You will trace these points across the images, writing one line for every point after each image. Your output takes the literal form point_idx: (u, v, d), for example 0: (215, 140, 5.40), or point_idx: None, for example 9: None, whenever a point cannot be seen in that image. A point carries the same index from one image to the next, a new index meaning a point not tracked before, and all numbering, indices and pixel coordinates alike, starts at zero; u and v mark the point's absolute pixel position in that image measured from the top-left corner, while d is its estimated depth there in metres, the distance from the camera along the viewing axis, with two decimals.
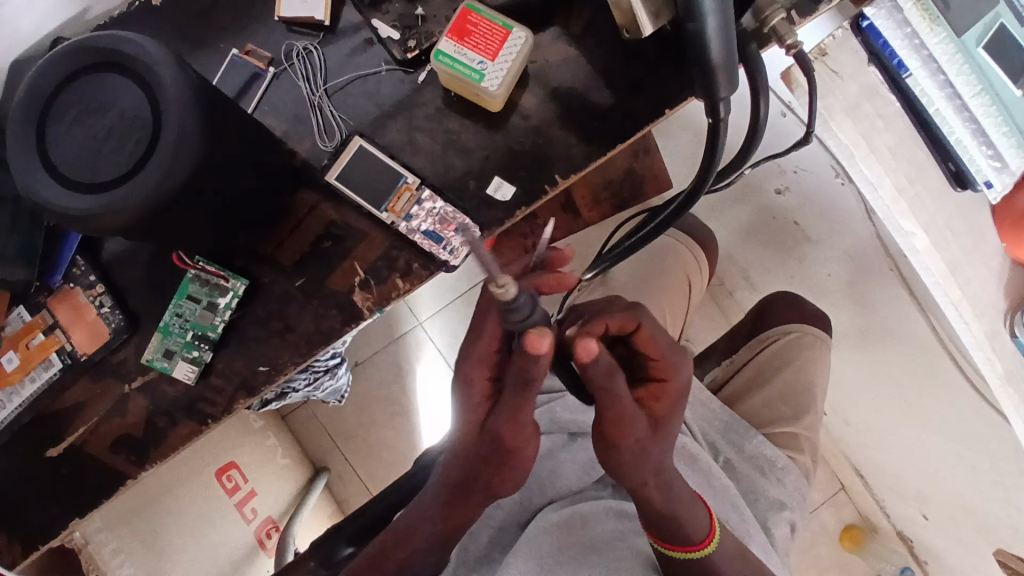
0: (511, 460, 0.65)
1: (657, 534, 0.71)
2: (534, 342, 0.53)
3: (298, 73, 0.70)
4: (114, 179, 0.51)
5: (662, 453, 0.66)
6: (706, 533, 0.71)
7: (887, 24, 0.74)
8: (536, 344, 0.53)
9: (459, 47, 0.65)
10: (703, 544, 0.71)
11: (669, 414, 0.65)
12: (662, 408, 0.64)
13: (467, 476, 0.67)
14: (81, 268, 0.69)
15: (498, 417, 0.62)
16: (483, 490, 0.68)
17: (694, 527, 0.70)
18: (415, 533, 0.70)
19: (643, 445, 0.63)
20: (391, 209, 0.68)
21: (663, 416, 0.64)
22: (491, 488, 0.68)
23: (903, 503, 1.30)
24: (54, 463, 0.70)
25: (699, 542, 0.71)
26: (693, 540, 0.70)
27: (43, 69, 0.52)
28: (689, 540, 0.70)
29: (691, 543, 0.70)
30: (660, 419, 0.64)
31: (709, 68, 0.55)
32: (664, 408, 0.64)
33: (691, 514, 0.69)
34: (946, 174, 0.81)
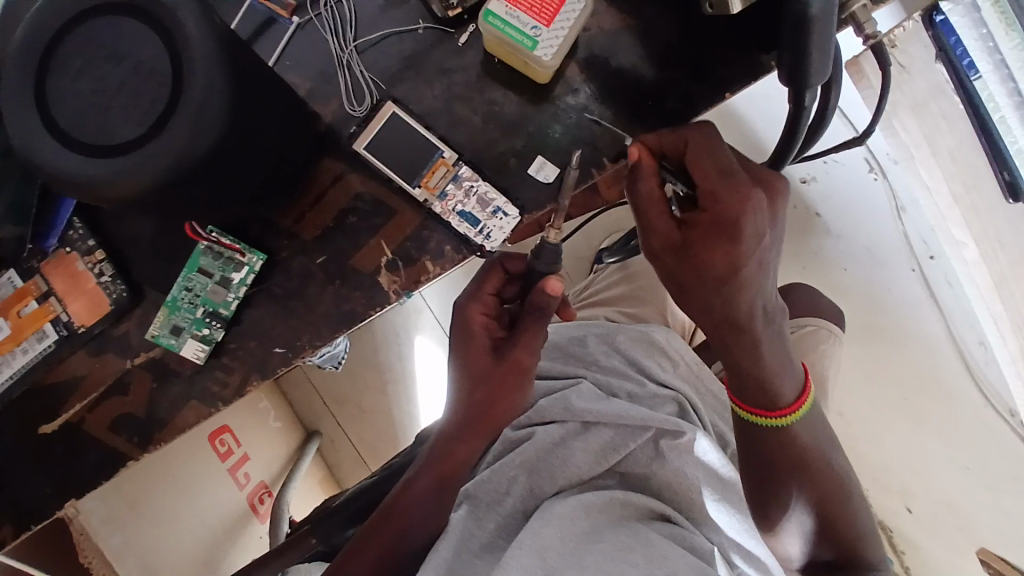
0: (507, 401, 0.64)
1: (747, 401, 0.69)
2: (552, 286, 0.58)
3: (325, 26, 0.63)
4: (129, 142, 0.46)
5: (716, 305, 0.55)
6: (797, 397, 0.69)
7: (962, 21, 0.83)
8: (554, 288, 0.58)
9: (511, 8, 0.58)
10: (792, 409, 0.69)
11: (707, 253, 0.52)
12: (702, 239, 0.53)
13: (471, 410, 0.64)
14: (79, 231, 0.63)
15: (508, 348, 0.62)
16: (484, 425, 0.65)
17: (781, 396, 0.68)
18: (414, 479, 0.66)
19: (675, 276, 0.55)
20: (424, 185, 0.63)
21: (695, 251, 0.53)
22: (492, 422, 0.65)
23: (886, 493, 1.13)
24: (47, 440, 0.66)
25: (788, 406, 0.69)
26: (780, 405, 0.69)
27: (43, 12, 0.45)
28: (774, 406, 0.69)
29: (780, 406, 0.69)
30: (699, 253, 0.53)
31: (805, 52, 0.49)
32: (703, 239, 0.53)
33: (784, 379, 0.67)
34: (1001, 184, 0.89)
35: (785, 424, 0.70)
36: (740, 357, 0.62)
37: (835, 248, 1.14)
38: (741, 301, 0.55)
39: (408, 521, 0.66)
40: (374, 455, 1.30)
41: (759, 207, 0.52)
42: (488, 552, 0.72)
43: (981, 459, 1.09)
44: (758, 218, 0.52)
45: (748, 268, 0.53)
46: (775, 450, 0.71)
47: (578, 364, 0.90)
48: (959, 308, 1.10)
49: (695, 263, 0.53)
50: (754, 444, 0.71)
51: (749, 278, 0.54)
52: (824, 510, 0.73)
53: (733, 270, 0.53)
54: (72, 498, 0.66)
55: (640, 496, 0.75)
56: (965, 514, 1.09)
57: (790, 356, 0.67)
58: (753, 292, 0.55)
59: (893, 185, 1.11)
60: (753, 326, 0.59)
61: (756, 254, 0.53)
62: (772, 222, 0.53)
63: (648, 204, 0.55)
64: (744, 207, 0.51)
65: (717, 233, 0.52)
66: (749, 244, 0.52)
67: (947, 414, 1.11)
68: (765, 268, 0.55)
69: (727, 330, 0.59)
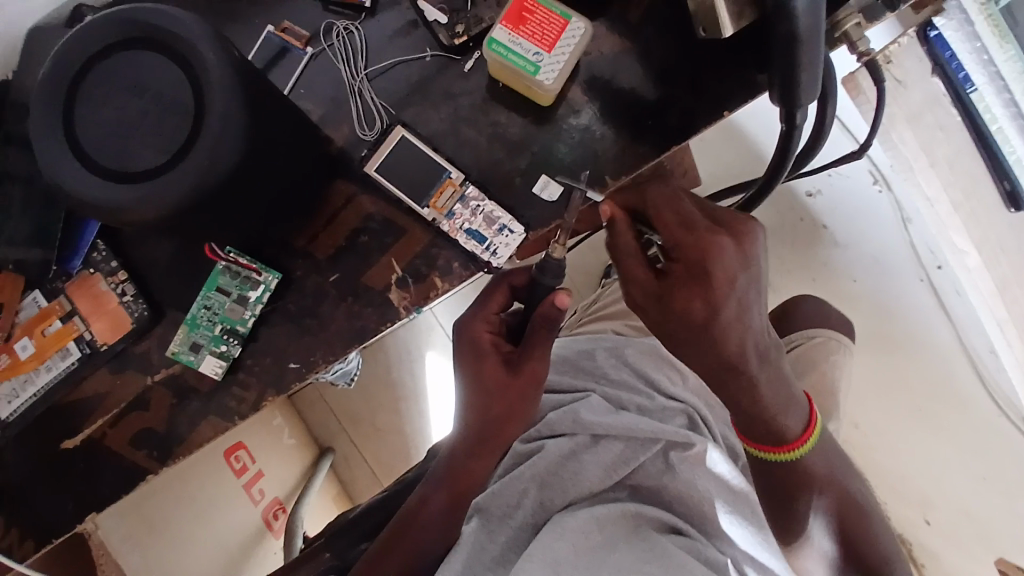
0: (515, 414, 0.65)
1: (752, 438, 0.71)
2: (561, 299, 0.60)
3: (336, 55, 0.66)
4: (153, 168, 0.48)
5: (707, 350, 0.55)
6: (805, 429, 0.71)
7: (955, 35, 0.95)
8: (563, 301, 0.60)
9: (513, 35, 0.60)
10: (801, 443, 0.71)
11: (684, 298, 0.53)
12: (680, 284, 0.54)
13: (481, 427, 0.65)
14: (102, 253, 0.66)
15: (518, 360, 0.63)
16: (496, 439, 0.66)
17: (785, 433, 0.69)
18: (429, 495, 0.67)
19: (662, 326, 0.56)
20: (433, 205, 0.65)
21: (673, 299, 0.54)
22: (502, 434, 0.66)
23: (904, 505, 1.11)
24: (69, 455, 0.68)
25: (792, 442, 0.71)
26: (787, 441, 0.70)
27: (74, 45, 0.48)
28: (780, 441, 0.70)
29: (784, 443, 0.71)
30: (678, 300, 0.54)
31: (794, 72, 0.51)
32: (681, 286, 0.54)
33: (790, 417, 0.68)
34: (1001, 192, 1.00)
35: (796, 456, 0.72)
36: (740, 399, 0.62)
37: (843, 258, 1.14)
38: (729, 344, 0.55)
39: (418, 538, 0.67)
40: (387, 471, 1.31)
41: (728, 253, 0.52)
42: (499, 565, 0.73)
43: (997, 467, 1.08)
44: (731, 262, 0.53)
45: (728, 309, 0.53)
46: (787, 477, 0.73)
47: (587, 377, 0.91)
48: (968, 316, 1.10)
49: (676, 310, 0.54)
50: (768, 471, 0.74)
51: (731, 320, 0.53)
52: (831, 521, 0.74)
53: (713, 313, 0.53)
54: (94, 511, 0.68)
55: (649, 508, 0.76)
56: (986, 523, 1.08)
57: (795, 394, 0.68)
58: (741, 331, 0.55)
59: (897, 197, 1.11)
60: (750, 365, 0.58)
61: (734, 294, 0.53)
62: (744, 264, 0.53)
63: (627, 257, 0.56)
64: (712, 252, 0.52)
65: (692, 280, 0.53)
66: (725, 287, 0.52)
67: (961, 424, 1.10)
68: (747, 308, 0.54)
69: (723, 375, 0.58)
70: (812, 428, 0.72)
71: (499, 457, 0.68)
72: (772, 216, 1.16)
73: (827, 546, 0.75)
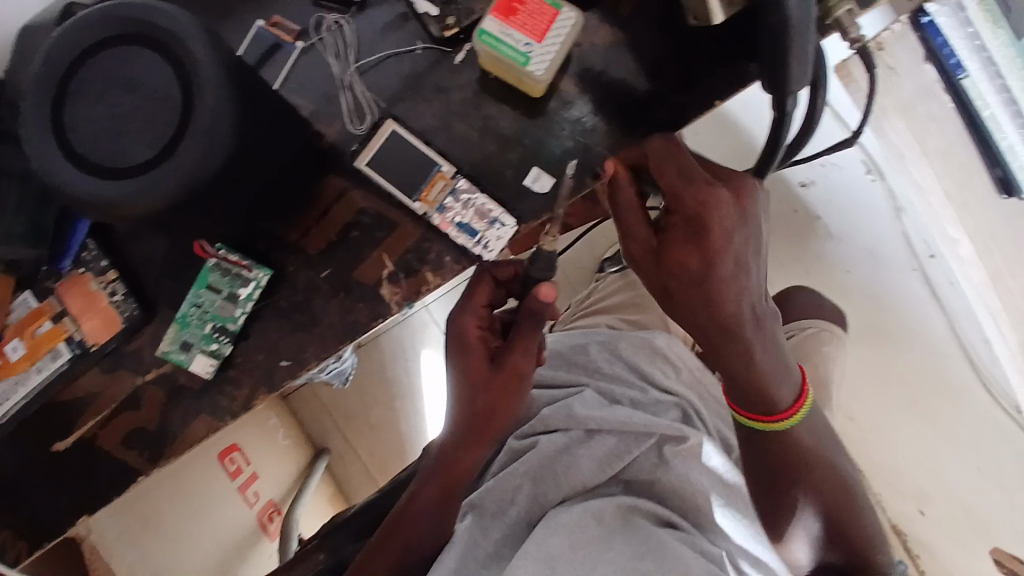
0: (503, 408, 0.64)
1: (742, 405, 0.69)
2: (545, 291, 0.59)
3: (327, 50, 0.65)
4: (141, 164, 0.48)
5: (704, 309, 0.55)
6: (796, 400, 0.69)
7: (948, 22, 0.96)
8: (548, 293, 0.59)
9: (504, 26, 0.60)
10: (789, 414, 0.69)
11: (684, 252, 0.53)
12: (676, 238, 0.53)
13: (469, 422, 0.65)
14: (92, 251, 0.65)
15: (504, 355, 0.62)
16: (485, 434, 0.65)
17: (775, 402, 0.67)
18: (420, 490, 0.67)
19: (660, 282, 0.56)
20: (424, 199, 0.65)
21: (670, 254, 0.54)
22: (491, 429, 0.65)
23: (899, 496, 1.11)
24: (59, 456, 0.67)
25: (785, 410, 0.69)
26: (779, 409, 0.68)
27: (60, 40, 0.47)
28: (774, 410, 0.68)
29: (777, 411, 0.68)
30: (675, 253, 0.53)
31: (785, 59, 0.51)
32: (678, 240, 0.53)
33: (781, 383, 0.66)
34: (993, 180, 1.02)
35: (785, 428, 0.70)
36: (733, 360, 0.60)
37: (836, 250, 1.14)
38: (727, 302, 0.54)
39: (411, 533, 0.67)
40: (382, 470, 1.30)
41: (725, 204, 0.52)
42: (494, 563, 0.72)
43: (988, 458, 1.09)
44: (728, 215, 0.52)
45: (726, 262, 0.52)
46: (776, 454, 0.72)
47: (582, 372, 0.90)
48: (961, 306, 1.11)
49: (674, 264, 0.54)
50: (756, 448, 0.72)
51: (728, 274, 0.53)
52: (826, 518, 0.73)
53: (710, 268, 0.53)
54: (84, 513, 0.68)
55: (645, 502, 0.76)
56: (979, 513, 1.09)
57: (786, 359, 0.66)
58: (738, 291, 0.54)
59: (890, 186, 1.11)
60: (745, 328, 0.57)
61: (732, 246, 0.52)
62: (740, 216, 0.53)
63: (627, 211, 0.56)
64: (710, 203, 0.52)
65: (689, 233, 0.53)
66: (721, 240, 0.52)
67: (955, 415, 1.11)
68: (745, 265, 0.54)
69: (721, 337, 0.57)
70: (805, 399, 0.70)
71: (488, 452, 0.68)
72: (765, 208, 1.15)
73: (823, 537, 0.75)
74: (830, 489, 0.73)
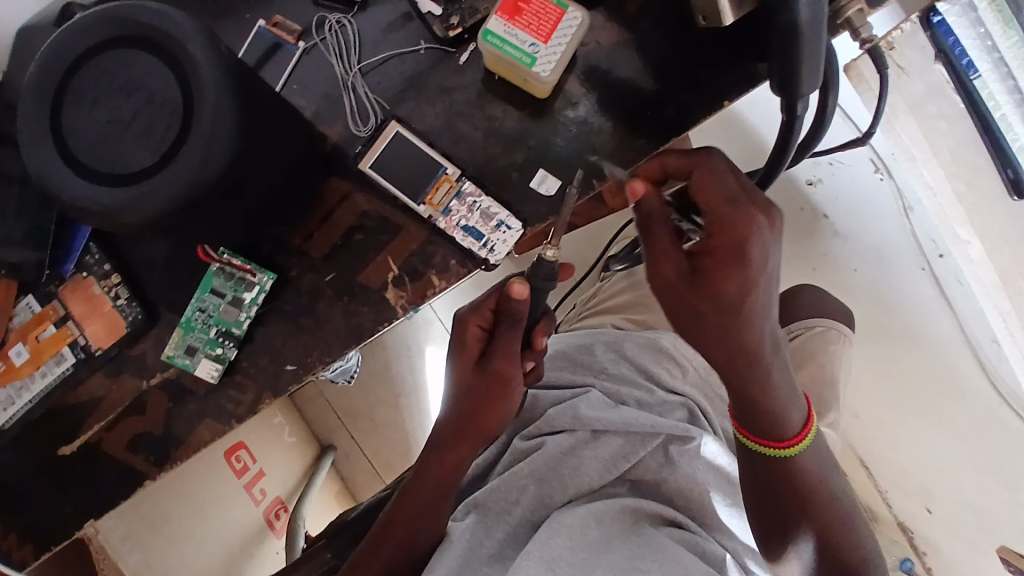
0: (489, 404, 0.66)
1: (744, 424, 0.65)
2: (515, 290, 0.59)
3: (329, 50, 0.65)
4: (144, 170, 0.47)
5: (727, 337, 0.53)
6: (803, 425, 0.64)
7: (959, 21, 0.94)
8: (517, 292, 0.59)
9: (509, 26, 0.59)
10: (798, 439, 0.64)
11: (722, 275, 0.51)
12: (715, 263, 0.51)
13: (457, 417, 0.68)
14: (95, 256, 0.65)
15: (491, 354, 0.64)
16: (475, 430, 0.68)
17: (784, 425, 0.63)
18: (415, 483, 0.69)
19: (687, 309, 0.53)
20: (429, 202, 0.64)
21: (705, 278, 0.51)
22: (479, 426, 0.67)
23: (905, 493, 1.12)
24: (66, 460, 0.67)
25: (793, 436, 0.64)
26: (789, 433, 0.64)
27: (59, 45, 0.47)
28: (782, 435, 0.64)
29: (785, 437, 0.64)
30: (711, 278, 0.51)
31: (795, 62, 0.50)
32: (715, 265, 0.51)
33: (789, 405, 0.62)
34: (1005, 181, 0.99)
35: (793, 454, 0.65)
36: (752, 387, 0.59)
37: (842, 249, 1.13)
38: (754, 327, 0.53)
39: (410, 527, 0.68)
40: (388, 467, 1.30)
41: (764, 232, 0.50)
42: (497, 562, 0.72)
43: (999, 458, 1.08)
44: (766, 242, 0.51)
45: (759, 289, 0.51)
46: (779, 484, 0.66)
47: (586, 372, 0.90)
48: (970, 307, 1.09)
49: (707, 291, 0.52)
50: (755, 467, 0.67)
51: (760, 301, 0.52)
52: (825, 536, 0.66)
53: (744, 294, 0.51)
54: (91, 517, 0.68)
55: (650, 503, 0.75)
56: (988, 514, 1.08)
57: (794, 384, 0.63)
58: (763, 319, 0.53)
59: (899, 184, 1.10)
60: (765, 354, 0.56)
61: (767, 275, 0.51)
62: (777, 248, 0.52)
63: (660, 230, 0.54)
64: (751, 230, 0.50)
65: (727, 259, 0.51)
66: (758, 268, 0.51)
67: (964, 415, 1.09)
68: (771, 297, 0.53)
69: (741, 363, 0.56)
70: (811, 425, 0.65)
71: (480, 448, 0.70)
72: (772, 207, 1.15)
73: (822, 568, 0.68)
74: (833, 497, 0.67)
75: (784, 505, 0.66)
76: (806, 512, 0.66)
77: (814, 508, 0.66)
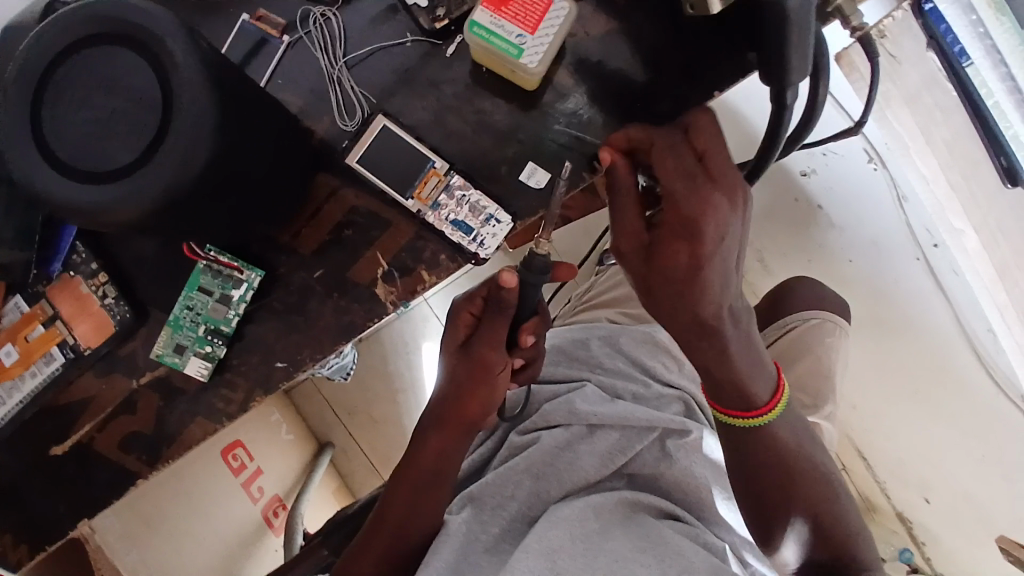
0: (474, 393, 0.66)
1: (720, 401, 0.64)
2: (504, 278, 0.59)
3: (314, 43, 0.64)
4: (125, 168, 0.47)
5: (680, 312, 0.52)
6: (773, 394, 0.64)
7: (950, 8, 0.90)
8: (507, 281, 0.59)
9: (495, 17, 0.59)
10: (769, 408, 0.64)
11: (672, 249, 0.50)
12: (667, 235, 0.50)
13: (444, 403, 0.68)
14: (82, 255, 0.65)
15: (477, 341, 0.64)
16: (459, 417, 0.68)
17: (757, 394, 0.63)
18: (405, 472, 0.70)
19: (644, 280, 0.53)
20: (418, 196, 0.63)
21: (658, 251, 0.50)
22: (464, 414, 0.68)
23: (903, 483, 1.11)
24: (58, 461, 0.67)
25: (764, 406, 0.64)
26: (759, 403, 0.63)
27: (36, 43, 0.46)
28: (754, 404, 0.63)
29: (756, 406, 0.63)
30: (663, 251, 0.50)
31: (783, 49, 0.49)
32: (668, 237, 0.50)
33: (759, 376, 0.62)
34: (999, 170, 0.95)
35: (763, 424, 0.64)
36: (708, 357, 0.58)
37: (838, 241, 1.13)
38: (707, 303, 0.51)
39: (404, 521, 0.68)
40: (386, 463, 1.30)
41: (721, 210, 0.48)
42: (493, 556, 0.72)
43: (994, 445, 1.08)
44: (723, 220, 0.49)
45: (715, 266, 0.49)
46: (759, 459, 0.66)
47: (583, 367, 0.89)
48: (965, 296, 1.09)
49: (659, 265, 0.51)
50: (736, 442, 0.66)
51: (715, 277, 0.50)
52: (816, 513, 0.67)
53: (697, 269, 0.49)
54: (85, 516, 0.68)
55: (647, 497, 0.75)
56: (984, 502, 1.08)
57: (761, 354, 0.62)
58: (721, 292, 0.51)
59: (893, 174, 1.10)
60: (724, 327, 0.54)
61: (722, 252, 0.49)
62: (737, 223, 0.50)
63: (623, 199, 0.53)
64: (707, 207, 0.48)
65: (680, 233, 0.49)
66: (713, 245, 0.49)
67: (959, 404, 1.09)
68: (728, 275, 0.51)
69: (698, 336, 0.55)
70: (783, 391, 0.65)
71: (469, 438, 0.71)
72: (766, 199, 1.15)
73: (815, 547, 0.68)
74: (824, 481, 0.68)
75: (771, 482, 0.66)
76: (796, 490, 0.66)
77: (805, 486, 0.67)
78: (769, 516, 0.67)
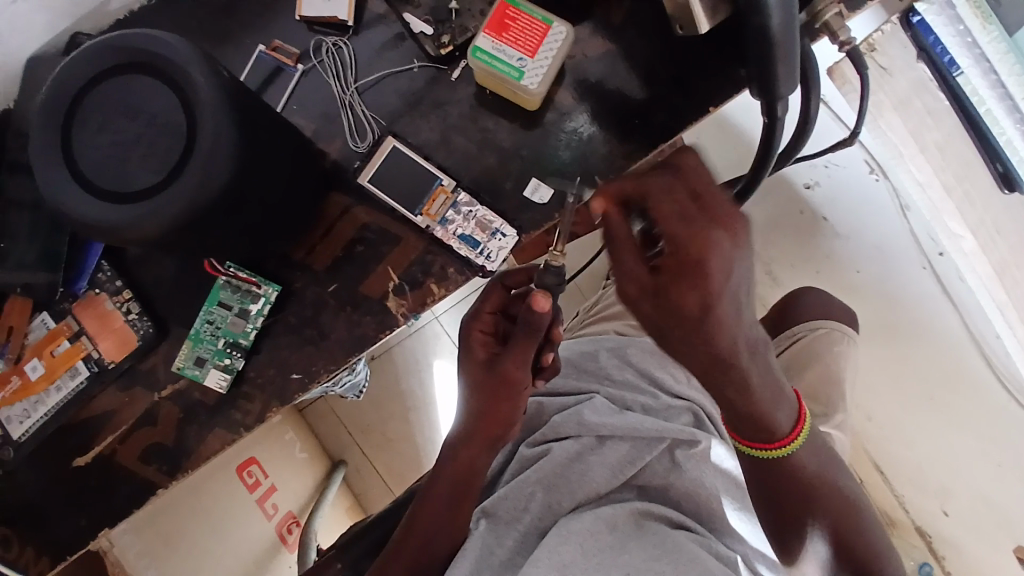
0: (503, 408, 0.67)
1: (739, 432, 0.65)
2: (539, 301, 0.59)
3: (327, 70, 0.68)
4: (148, 189, 0.50)
5: (695, 346, 0.52)
6: (795, 424, 0.64)
7: (938, 19, 0.96)
8: (542, 303, 0.59)
9: (497, 43, 0.62)
10: (790, 440, 0.64)
11: (681, 294, 0.49)
12: (673, 278, 0.49)
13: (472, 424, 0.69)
14: (107, 273, 0.68)
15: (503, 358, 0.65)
16: (487, 433, 0.70)
17: (779, 428, 0.63)
18: (430, 489, 0.70)
19: (654, 322, 0.52)
20: (426, 212, 0.66)
21: (666, 294, 0.49)
22: (492, 429, 0.69)
23: (921, 493, 1.10)
24: (81, 473, 0.70)
25: (784, 437, 0.64)
26: (780, 435, 0.63)
27: (69, 75, 0.50)
28: (773, 436, 0.63)
29: (777, 438, 0.64)
30: (672, 295, 0.49)
31: (772, 65, 0.52)
32: (674, 281, 0.49)
33: (779, 408, 0.62)
34: (994, 175, 1.01)
35: (788, 454, 0.65)
36: (728, 391, 0.57)
37: (843, 250, 1.13)
38: (723, 338, 0.51)
39: (424, 547, 0.68)
40: (400, 481, 1.31)
41: (724, 248, 0.48)
42: (507, 568, 0.73)
43: (1009, 452, 1.08)
44: (727, 256, 0.48)
45: (725, 304, 0.49)
46: (779, 476, 0.66)
47: (591, 378, 0.90)
48: (972, 301, 1.10)
49: (670, 307, 0.50)
50: (759, 472, 0.66)
51: (727, 313, 0.50)
52: (837, 524, 0.67)
53: (708, 307, 0.49)
54: (107, 527, 0.70)
55: (658, 507, 0.76)
56: (1003, 510, 1.07)
57: (783, 385, 0.63)
58: (733, 325, 0.51)
59: (894, 184, 1.12)
60: (741, 359, 0.54)
61: (730, 289, 0.49)
62: (743, 259, 0.49)
63: (622, 247, 0.52)
64: (708, 245, 0.48)
65: (686, 273, 0.49)
66: (720, 284, 0.48)
67: (971, 410, 1.09)
68: (739, 309, 0.51)
69: (714, 369, 0.54)
70: (804, 425, 0.65)
71: (489, 452, 0.71)
72: (771, 209, 1.15)
73: (826, 547, 0.68)
74: (831, 490, 0.68)
75: (788, 488, 0.66)
76: (814, 505, 0.67)
77: (822, 502, 0.67)
78: (786, 533, 0.68)
